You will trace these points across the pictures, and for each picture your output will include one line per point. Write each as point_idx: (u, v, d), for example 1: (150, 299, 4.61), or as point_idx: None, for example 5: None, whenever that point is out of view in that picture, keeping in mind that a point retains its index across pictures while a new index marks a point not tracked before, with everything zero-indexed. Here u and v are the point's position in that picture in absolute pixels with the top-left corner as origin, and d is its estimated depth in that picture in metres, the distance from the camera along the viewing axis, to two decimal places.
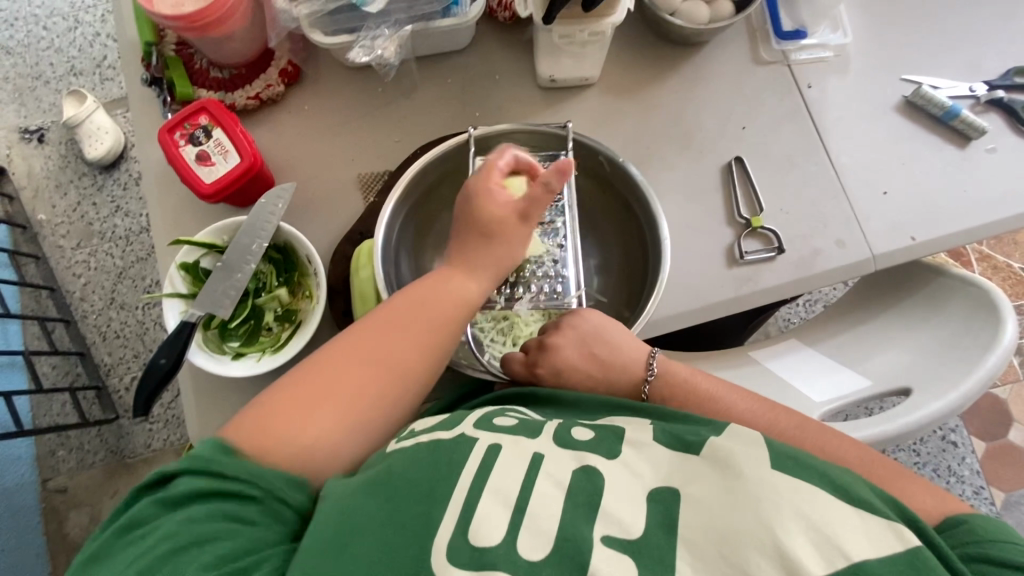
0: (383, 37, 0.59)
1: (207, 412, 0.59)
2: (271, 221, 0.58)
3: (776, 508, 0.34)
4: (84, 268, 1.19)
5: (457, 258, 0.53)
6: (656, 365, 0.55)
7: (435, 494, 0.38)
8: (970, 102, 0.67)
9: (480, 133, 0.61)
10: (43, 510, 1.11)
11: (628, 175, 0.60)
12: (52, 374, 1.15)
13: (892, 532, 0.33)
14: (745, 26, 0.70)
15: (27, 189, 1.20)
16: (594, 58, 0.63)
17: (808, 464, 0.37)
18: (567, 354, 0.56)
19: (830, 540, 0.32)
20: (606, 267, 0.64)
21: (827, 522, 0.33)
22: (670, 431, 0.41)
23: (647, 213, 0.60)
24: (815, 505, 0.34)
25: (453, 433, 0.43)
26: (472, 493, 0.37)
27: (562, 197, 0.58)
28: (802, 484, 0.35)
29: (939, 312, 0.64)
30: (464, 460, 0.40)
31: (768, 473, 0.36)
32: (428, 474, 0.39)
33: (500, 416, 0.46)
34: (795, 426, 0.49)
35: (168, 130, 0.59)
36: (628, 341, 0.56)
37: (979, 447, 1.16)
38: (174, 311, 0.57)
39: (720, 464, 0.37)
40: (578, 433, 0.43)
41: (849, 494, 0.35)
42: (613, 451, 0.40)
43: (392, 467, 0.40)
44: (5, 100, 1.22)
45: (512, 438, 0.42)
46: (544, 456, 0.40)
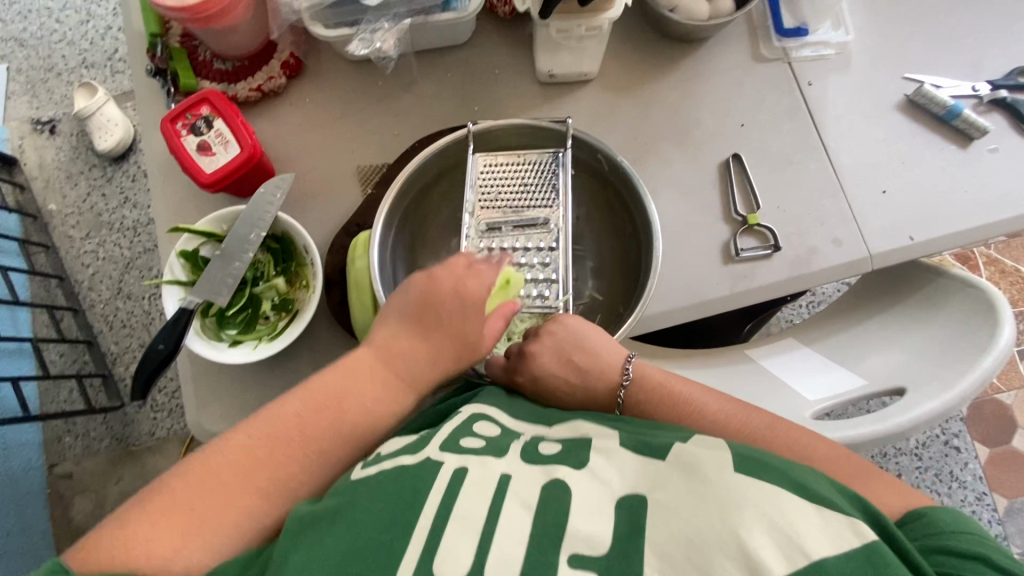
0: (383, 30, 0.59)
1: (205, 399, 0.60)
2: (271, 211, 0.58)
3: (740, 511, 0.34)
4: (93, 258, 1.21)
5: (399, 336, 0.52)
6: (632, 370, 0.56)
7: (401, 521, 0.37)
8: (972, 102, 0.67)
9: (480, 128, 0.60)
10: (48, 495, 1.13)
11: (624, 173, 0.60)
12: (60, 361, 1.17)
13: (850, 529, 0.33)
14: (747, 24, 0.69)
15: (38, 180, 1.22)
16: (593, 52, 0.63)
17: (772, 466, 0.38)
18: (546, 361, 0.56)
19: (791, 540, 0.33)
20: (600, 269, 0.64)
21: (789, 521, 0.33)
22: (637, 437, 0.42)
23: (643, 214, 0.59)
24: (779, 506, 0.34)
25: (416, 458, 0.42)
26: (438, 521, 0.37)
27: (558, 199, 0.58)
28: (765, 483, 0.36)
29: (937, 312, 0.64)
30: (430, 487, 0.39)
31: (733, 478, 0.36)
32: (394, 502, 0.38)
33: (468, 436, 0.45)
34: (768, 426, 0.49)
35: (170, 121, 0.59)
36: (606, 347, 0.56)
37: (982, 453, 1.14)
38: (171, 298, 0.58)
39: (686, 470, 0.38)
40: (546, 449, 0.43)
41: (810, 492, 0.36)
42: (583, 461, 0.41)
43: (358, 501, 0.39)
44: (19, 92, 1.24)
45: (478, 460, 0.41)
46: (511, 478, 0.40)
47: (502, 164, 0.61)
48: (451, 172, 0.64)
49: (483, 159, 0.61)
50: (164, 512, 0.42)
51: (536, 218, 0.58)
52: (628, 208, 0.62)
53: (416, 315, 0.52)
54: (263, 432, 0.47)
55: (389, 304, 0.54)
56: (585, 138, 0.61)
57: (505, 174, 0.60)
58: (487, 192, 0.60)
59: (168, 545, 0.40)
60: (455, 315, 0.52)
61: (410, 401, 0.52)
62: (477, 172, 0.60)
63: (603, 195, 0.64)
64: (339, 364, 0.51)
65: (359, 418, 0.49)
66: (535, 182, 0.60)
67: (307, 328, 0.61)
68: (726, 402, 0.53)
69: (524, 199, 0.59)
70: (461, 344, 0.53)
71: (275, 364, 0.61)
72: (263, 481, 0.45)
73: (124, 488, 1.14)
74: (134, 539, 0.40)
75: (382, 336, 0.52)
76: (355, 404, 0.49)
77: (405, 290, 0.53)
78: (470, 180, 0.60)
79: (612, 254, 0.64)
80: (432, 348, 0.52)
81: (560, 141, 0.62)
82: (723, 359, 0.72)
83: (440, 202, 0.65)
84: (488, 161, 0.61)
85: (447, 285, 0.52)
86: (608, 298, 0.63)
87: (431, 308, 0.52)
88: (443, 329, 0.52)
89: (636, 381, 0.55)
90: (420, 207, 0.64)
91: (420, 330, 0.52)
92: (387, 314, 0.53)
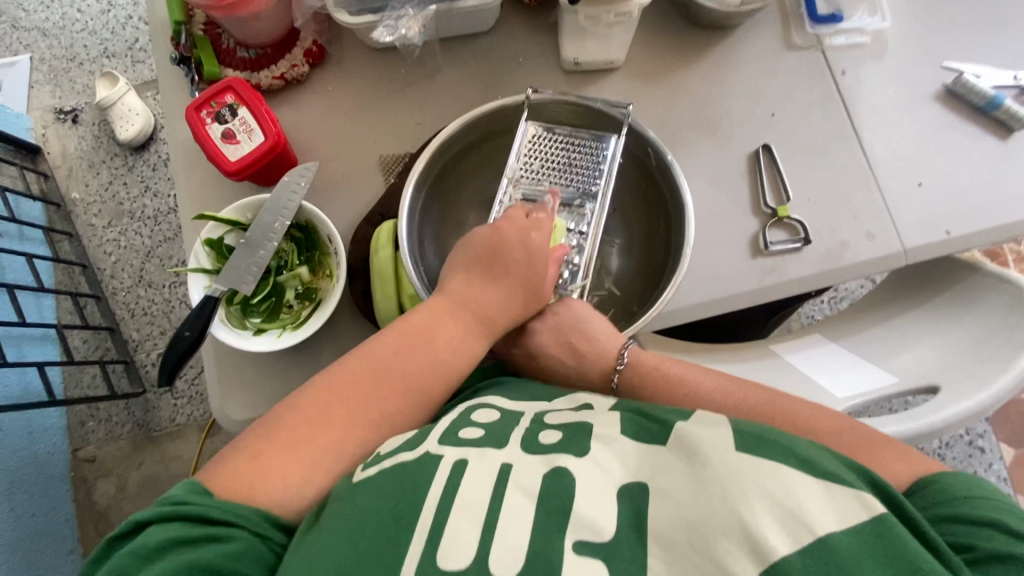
0: (407, 16, 0.59)
1: (227, 385, 0.60)
2: (295, 199, 0.58)
3: (741, 490, 0.33)
4: (115, 247, 1.22)
5: (464, 284, 0.54)
6: (627, 356, 0.55)
7: (401, 520, 0.36)
8: (1013, 92, 0.65)
9: (537, 98, 0.59)
10: (72, 478, 1.16)
11: (669, 169, 0.58)
12: (83, 347, 1.19)
13: (856, 501, 0.33)
14: (779, 10, 0.67)
15: (62, 168, 1.23)
16: (620, 39, 0.61)
17: (774, 441, 0.36)
18: (544, 341, 0.57)
19: (796, 517, 0.32)
20: (627, 250, 0.64)
21: (791, 496, 0.33)
22: (637, 423, 0.42)
23: (678, 217, 0.58)
24: (780, 481, 0.33)
25: (414, 454, 0.41)
26: (441, 511, 0.36)
27: (596, 185, 0.58)
28: (765, 460, 0.35)
29: (973, 308, 0.62)
30: (428, 485, 0.38)
31: (733, 457, 0.35)
32: (392, 502, 0.37)
33: (467, 427, 0.44)
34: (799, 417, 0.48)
35: (195, 108, 0.59)
36: (606, 333, 0.56)
37: (1007, 454, 1.12)
38: (198, 286, 0.58)
39: (687, 454, 0.37)
40: (545, 437, 0.42)
41: (816, 468, 0.35)
42: (583, 450, 0.39)
43: (356, 502, 0.38)
44: (42, 80, 1.25)
45: (477, 451, 0.40)
46: (513, 466, 0.39)
47: (553, 137, 0.60)
48: (494, 133, 0.63)
49: (535, 126, 0.61)
50: (283, 445, 0.43)
51: (574, 203, 0.58)
52: (662, 200, 0.61)
53: (483, 266, 0.55)
54: (339, 377, 0.48)
55: (455, 257, 0.56)
56: (641, 127, 0.59)
57: (552, 148, 0.60)
58: (531, 163, 0.59)
59: (274, 480, 0.42)
60: (522, 264, 0.54)
61: (483, 346, 0.54)
62: (525, 141, 0.60)
63: (638, 183, 0.63)
64: (416, 311, 0.53)
65: (434, 373, 0.50)
66: (576, 160, 0.59)
67: (330, 318, 0.61)
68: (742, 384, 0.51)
69: (566, 178, 0.59)
70: (531, 280, 0.55)
71: (297, 353, 0.61)
72: (377, 410, 0.47)
73: (145, 473, 1.16)
74: (255, 468, 0.42)
75: (455, 283, 0.54)
76: (441, 347, 0.51)
77: (473, 233, 0.56)
78: (519, 145, 0.60)
79: (639, 238, 0.63)
80: (505, 290, 0.54)
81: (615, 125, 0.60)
82: (747, 356, 0.71)
83: (474, 169, 0.64)
84: (533, 132, 0.60)
85: (515, 237, 0.54)
86: (626, 289, 0.63)
87: (502, 257, 0.54)
88: (510, 277, 0.54)
89: (630, 365, 0.55)
90: (455, 176, 0.64)
91: (491, 276, 0.54)
92: (456, 261, 0.56)
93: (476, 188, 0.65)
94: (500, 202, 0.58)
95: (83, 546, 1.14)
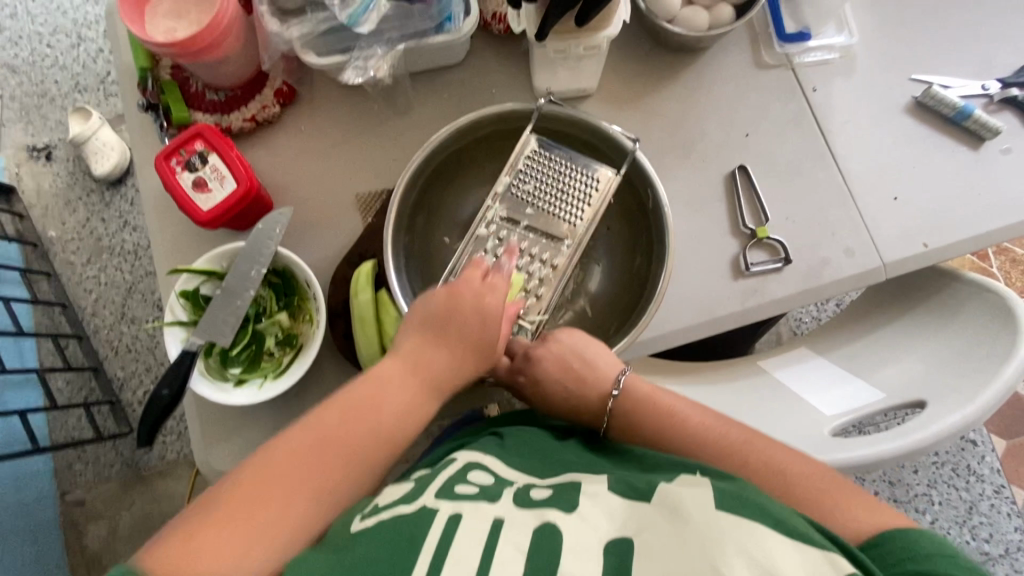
0: (377, 56, 0.59)
1: (212, 437, 0.59)
2: (270, 246, 0.57)
3: (722, 545, 0.35)
4: (95, 284, 1.20)
5: (406, 351, 0.52)
6: (623, 381, 0.55)
7: (397, 569, 0.36)
8: (982, 102, 0.66)
9: (547, 108, 0.59)
10: (61, 524, 1.13)
11: (661, 214, 0.58)
12: (66, 390, 1.17)
13: (828, 565, 0.35)
14: (748, 28, 0.67)
15: (37, 208, 1.21)
16: (592, 68, 0.62)
17: (753, 502, 0.38)
18: (546, 366, 0.56)
19: (771, 573, 0.33)
20: (611, 272, 0.63)
21: (766, 554, 0.34)
22: (625, 482, 0.43)
23: (660, 265, 0.57)
24: (758, 541, 0.35)
25: (413, 507, 0.41)
26: (433, 570, 0.36)
27: (585, 235, 0.57)
28: (745, 520, 0.37)
29: (956, 318, 0.63)
30: (425, 535, 0.38)
31: (712, 513, 0.37)
32: (389, 548, 0.37)
33: (462, 483, 0.45)
34: (749, 442, 0.49)
35: (164, 157, 0.58)
36: (606, 357, 0.56)
37: (999, 446, 1.13)
38: (174, 339, 0.57)
39: (670, 511, 0.38)
40: (535, 493, 0.43)
41: (788, 526, 0.37)
42: (573, 506, 0.41)
43: (353, 552, 0.38)
44: (13, 119, 1.23)
45: (472, 505, 0.41)
46: (504, 522, 0.39)
47: (551, 154, 0.59)
48: (498, 135, 0.62)
49: (538, 138, 0.59)
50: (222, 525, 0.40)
51: (558, 230, 0.57)
52: (652, 235, 0.60)
53: (434, 330, 0.53)
54: (257, 469, 0.44)
55: (405, 322, 0.54)
56: (642, 164, 0.58)
57: (548, 165, 0.58)
58: (521, 179, 0.58)
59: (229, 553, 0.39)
60: (473, 323, 0.53)
61: (432, 406, 0.52)
62: (523, 153, 0.58)
63: (625, 199, 0.62)
64: (375, 369, 0.51)
65: (370, 449, 0.48)
66: (570, 188, 0.58)
67: (313, 363, 0.60)
68: (710, 414, 0.53)
69: (556, 203, 0.58)
70: (479, 345, 0.53)
71: (281, 399, 0.60)
72: (346, 454, 0.46)
73: (137, 514, 1.14)
74: (188, 556, 0.38)
75: (407, 348, 0.52)
76: (391, 411, 0.49)
77: (415, 305, 0.54)
78: (515, 156, 0.58)
79: (621, 263, 0.63)
80: (454, 356, 0.53)
81: (619, 158, 0.60)
82: (736, 373, 0.71)
83: (462, 171, 0.63)
84: (537, 145, 0.59)
85: (469, 301, 0.53)
86: (597, 314, 0.63)
87: (449, 325, 0.53)
88: (461, 342, 0.53)
89: (626, 391, 0.55)
90: (443, 188, 0.63)
91: (438, 338, 0.52)
92: (404, 329, 0.53)
93: (453, 207, 0.64)
94: (484, 215, 0.58)
95: None
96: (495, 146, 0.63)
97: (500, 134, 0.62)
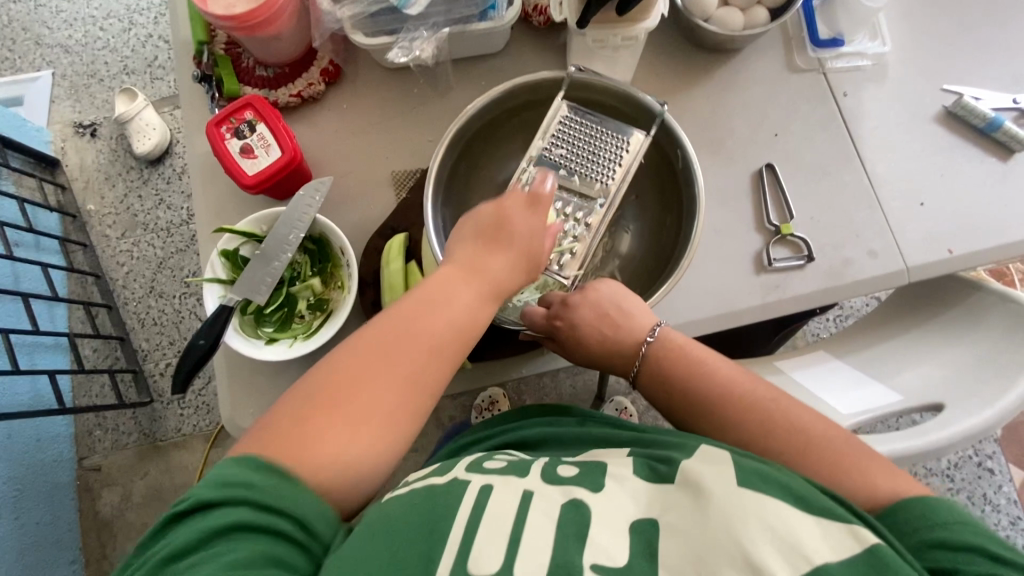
0: (421, 38, 0.61)
1: (239, 395, 0.61)
2: (309, 213, 0.60)
3: (743, 520, 0.36)
4: (128, 257, 1.24)
5: (463, 260, 0.52)
6: (657, 333, 0.56)
7: (435, 533, 0.38)
8: (1014, 114, 0.66)
9: (582, 75, 0.60)
10: (77, 487, 1.16)
11: (693, 179, 0.59)
12: (94, 356, 1.21)
13: (849, 534, 0.35)
14: (781, 33, 0.69)
15: (79, 180, 1.26)
16: (627, 62, 0.64)
17: (774, 478, 0.39)
18: (584, 316, 0.57)
19: (794, 549, 0.34)
20: (641, 234, 0.65)
21: (789, 530, 0.35)
22: (649, 463, 0.43)
23: (688, 230, 0.59)
24: (779, 516, 0.36)
25: (446, 479, 0.44)
26: (467, 540, 0.37)
27: (617, 191, 0.58)
28: (763, 495, 0.37)
29: (979, 326, 0.63)
30: (458, 506, 0.39)
31: (734, 491, 0.37)
32: (424, 518, 0.39)
33: (489, 459, 0.47)
34: (772, 398, 0.49)
35: (215, 124, 0.61)
36: (643, 311, 0.57)
37: (1017, 476, 1.10)
38: (212, 295, 0.60)
39: (691, 490, 0.39)
40: (564, 470, 0.44)
41: (810, 503, 0.37)
42: (596, 486, 0.42)
43: (390, 519, 0.39)
44: (63, 96, 1.29)
45: (503, 479, 0.43)
46: (534, 494, 0.41)
47: (583, 119, 0.60)
48: (531, 103, 0.64)
49: (569, 104, 0.61)
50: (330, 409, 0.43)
51: (591, 191, 0.58)
52: (680, 205, 0.61)
53: (487, 234, 0.53)
54: (337, 368, 0.46)
55: (456, 228, 0.55)
56: (673, 127, 0.59)
57: (580, 130, 0.60)
58: (554, 145, 0.59)
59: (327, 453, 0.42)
60: (524, 237, 0.53)
61: (493, 309, 0.52)
62: (555, 117, 0.60)
63: (655, 165, 0.64)
64: (427, 281, 0.51)
65: (423, 358, 0.47)
66: (604, 151, 0.59)
67: (340, 331, 0.63)
68: (738, 368, 0.53)
69: (588, 165, 0.59)
70: (534, 241, 0.53)
71: (307, 363, 0.62)
72: (408, 372, 0.46)
73: (151, 482, 1.17)
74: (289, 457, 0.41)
75: (461, 256, 0.53)
76: (455, 313, 0.50)
77: (477, 205, 0.55)
78: (547, 122, 0.60)
79: (651, 224, 0.65)
80: (513, 262, 0.53)
81: (648, 122, 0.61)
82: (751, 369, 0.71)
83: (500, 138, 0.65)
84: (570, 108, 0.60)
85: (517, 212, 0.53)
86: (626, 279, 0.65)
87: (502, 226, 0.53)
88: (518, 250, 0.53)
89: (662, 338, 0.56)
90: (478, 155, 0.65)
91: (493, 245, 0.53)
92: (455, 240, 0.54)
93: (487, 176, 0.66)
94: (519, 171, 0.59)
95: (85, 556, 1.14)
96: (529, 114, 0.65)
97: (535, 102, 0.64)
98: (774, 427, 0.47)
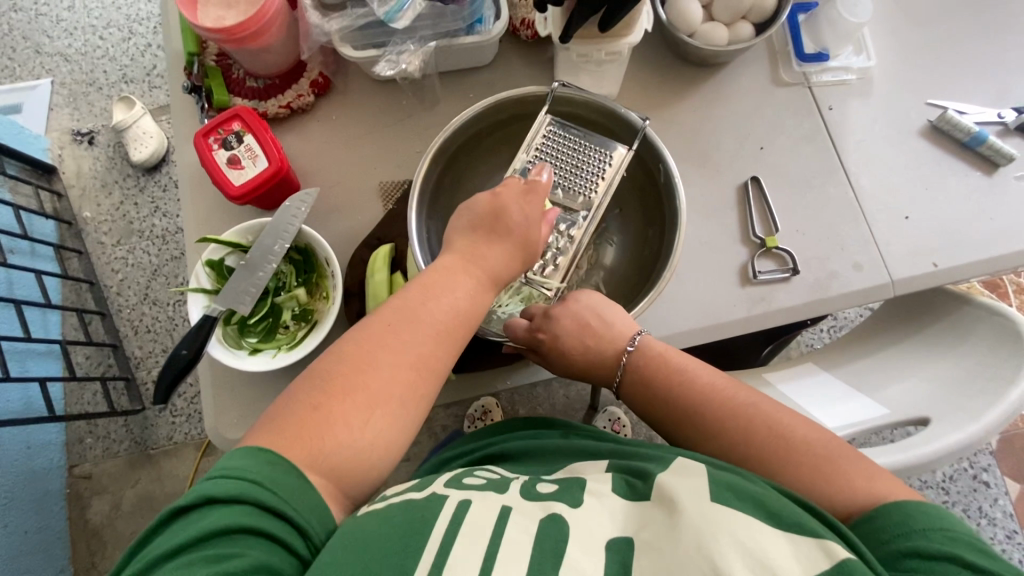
0: (408, 51, 0.62)
1: (222, 405, 0.61)
2: (294, 223, 0.60)
3: (714, 534, 0.35)
4: (122, 264, 1.25)
5: (464, 251, 0.53)
6: (638, 341, 0.56)
7: (408, 542, 0.37)
8: (998, 128, 0.67)
9: (563, 91, 0.61)
10: (67, 495, 1.16)
11: (672, 191, 0.59)
12: (86, 364, 1.21)
13: (819, 549, 0.35)
14: (767, 47, 0.69)
15: (75, 188, 1.27)
16: (613, 75, 0.65)
17: (745, 492, 0.39)
18: (566, 327, 0.57)
19: (763, 564, 0.34)
20: (624, 246, 0.66)
21: (758, 544, 0.35)
22: (626, 481, 0.43)
23: (670, 242, 0.59)
24: (749, 531, 0.36)
25: (424, 494, 0.43)
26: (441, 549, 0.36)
27: (600, 203, 0.58)
28: (733, 510, 0.37)
29: (965, 339, 0.62)
30: (433, 518, 0.39)
31: (705, 505, 0.37)
32: (397, 529, 0.38)
33: (470, 475, 0.47)
34: (752, 405, 0.49)
35: (202, 134, 0.62)
36: (622, 321, 0.57)
37: (1012, 489, 1.10)
38: (197, 305, 0.60)
39: (666, 506, 0.39)
40: (544, 487, 0.44)
41: (782, 520, 0.37)
42: (577, 501, 0.41)
43: (364, 528, 0.39)
44: (61, 104, 1.30)
45: (481, 493, 0.43)
46: (512, 510, 0.40)
47: (566, 133, 0.60)
48: (515, 117, 0.65)
49: (552, 118, 0.61)
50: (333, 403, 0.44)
51: (574, 203, 0.59)
52: (663, 216, 0.62)
53: (484, 225, 0.54)
54: (343, 355, 0.46)
55: (453, 224, 0.56)
56: (653, 140, 0.60)
57: (564, 143, 0.60)
58: (538, 159, 0.59)
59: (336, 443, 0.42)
60: (521, 226, 0.53)
61: (491, 298, 0.53)
62: (539, 132, 0.60)
63: (638, 177, 0.64)
64: (428, 270, 0.52)
65: (431, 339, 0.49)
66: (588, 163, 0.59)
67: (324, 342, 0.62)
68: (718, 375, 0.53)
69: (572, 178, 0.59)
70: (530, 232, 0.54)
71: (291, 374, 0.62)
72: (415, 359, 0.48)
73: (141, 491, 1.16)
74: (312, 429, 0.42)
75: (459, 247, 0.54)
76: (446, 307, 0.50)
77: (473, 196, 0.55)
78: (531, 135, 0.60)
79: (635, 236, 0.65)
80: (509, 253, 0.53)
81: (629, 135, 0.62)
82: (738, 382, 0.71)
83: (483, 154, 0.66)
84: (553, 122, 0.60)
85: (515, 202, 0.54)
86: (611, 290, 0.65)
87: (498, 216, 0.53)
88: (514, 239, 0.53)
89: (641, 348, 0.56)
90: (462, 169, 0.66)
91: (491, 236, 0.53)
92: (454, 229, 0.55)
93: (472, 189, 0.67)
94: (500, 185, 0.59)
95: (73, 565, 1.13)
96: (513, 128, 0.66)
97: (518, 116, 0.65)
98: (750, 439, 0.47)
